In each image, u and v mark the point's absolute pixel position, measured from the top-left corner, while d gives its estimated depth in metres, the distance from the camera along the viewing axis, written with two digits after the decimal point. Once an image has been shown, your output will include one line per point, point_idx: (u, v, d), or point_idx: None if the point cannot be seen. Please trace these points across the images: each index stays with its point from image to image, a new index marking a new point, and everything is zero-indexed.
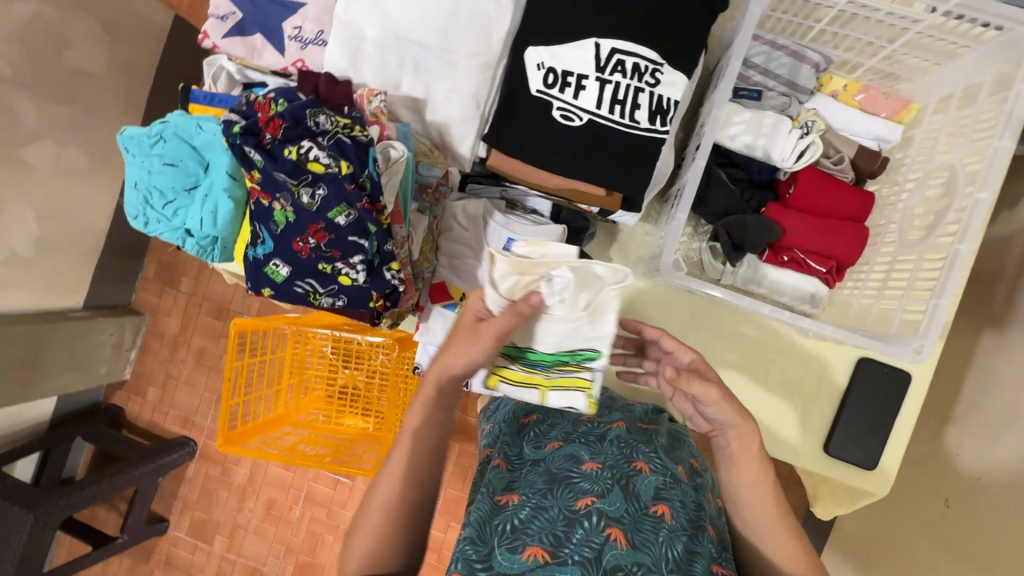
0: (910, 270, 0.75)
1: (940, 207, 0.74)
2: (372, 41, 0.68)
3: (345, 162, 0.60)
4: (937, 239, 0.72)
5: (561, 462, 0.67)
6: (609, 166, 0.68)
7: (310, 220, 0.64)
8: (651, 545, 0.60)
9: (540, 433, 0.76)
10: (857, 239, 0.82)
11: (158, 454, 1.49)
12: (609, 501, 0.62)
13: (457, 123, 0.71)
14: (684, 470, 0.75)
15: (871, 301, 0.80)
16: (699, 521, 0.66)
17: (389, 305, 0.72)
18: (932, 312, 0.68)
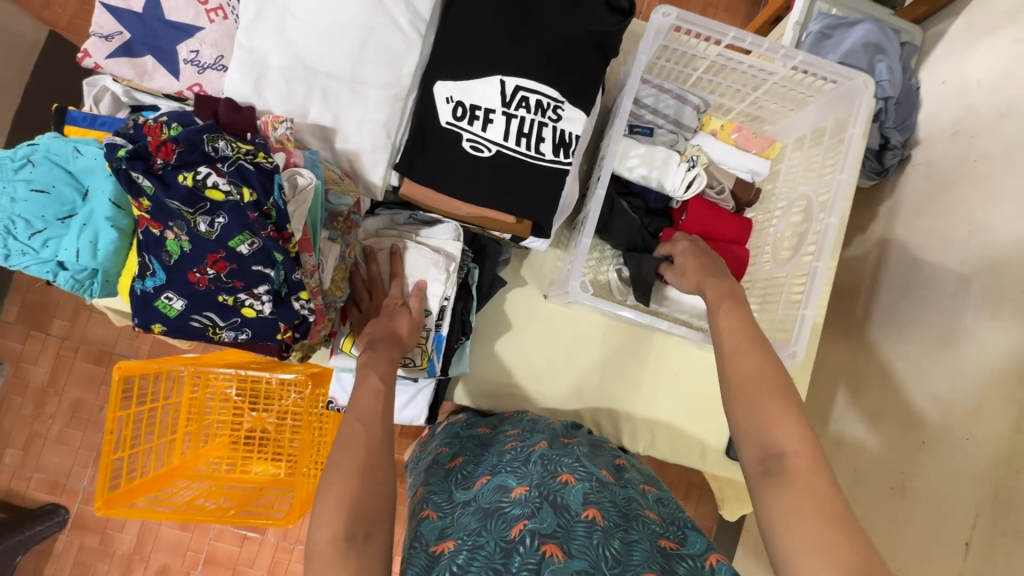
0: (782, 286, 0.86)
1: (802, 230, 0.85)
2: (276, 67, 0.67)
3: (248, 189, 0.58)
4: (801, 258, 0.84)
5: (490, 496, 0.69)
6: (517, 195, 0.72)
7: (209, 248, 0.60)
8: (588, 549, 0.60)
9: (468, 474, 0.78)
10: (740, 261, 0.92)
11: (22, 527, 1.48)
12: (539, 520, 0.63)
13: (367, 152, 0.71)
14: (612, 472, 0.77)
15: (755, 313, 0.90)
16: (633, 511, 0.68)
17: (299, 336, 0.69)
18: (801, 322, 0.78)
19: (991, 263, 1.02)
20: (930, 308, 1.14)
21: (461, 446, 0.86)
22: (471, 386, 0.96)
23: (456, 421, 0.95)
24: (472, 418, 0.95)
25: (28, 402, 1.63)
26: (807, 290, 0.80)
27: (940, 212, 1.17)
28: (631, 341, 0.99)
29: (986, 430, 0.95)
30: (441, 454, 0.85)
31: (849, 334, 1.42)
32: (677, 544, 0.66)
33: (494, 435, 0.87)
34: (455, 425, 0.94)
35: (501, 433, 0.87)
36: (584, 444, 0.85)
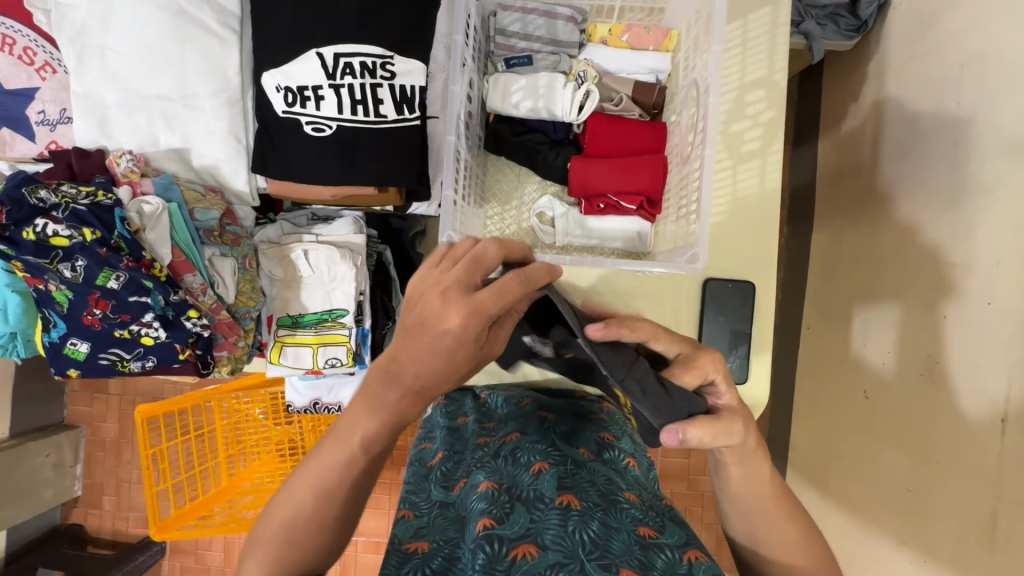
0: (690, 186, 0.80)
1: (695, 118, 0.78)
2: (114, 105, 0.71)
3: (88, 229, 0.62)
4: (699, 149, 0.77)
5: (464, 499, 0.75)
6: (372, 165, 0.70)
7: (85, 292, 0.64)
8: (562, 538, 0.63)
9: (449, 475, 0.85)
10: (656, 171, 0.85)
11: (128, 558, 1.75)
12: (510, 523, 0.65)
13: (224, 161, 0.72)
14: (591, 451, 0.84)
15: (676, 225, 0.84)
16: (613, 498, 0.72)
17: (202, 351, 0.72)
18: (699, 223, 0.75)
19: (988, 102, 0.97)
20: (936, 161, 1.09)
21: (451, 443, 0.94)
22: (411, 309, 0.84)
23: (451, 408, 1.08)
24: (451, 408, 1.06)
25: (108, 453, 1.89)
26: (703, 184, 0.75)
27: (929, 52, 1.13)
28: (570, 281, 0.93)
29: (1004, 287, 0.91)
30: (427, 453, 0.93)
31: (862, 216, 1.33)
32: (655, 533, 0.67)
33: (471, 427, 0.96)
34: (443, 417, 1.04)
35: (476, 425, 0.96)
36: (566, 422, 0.93)
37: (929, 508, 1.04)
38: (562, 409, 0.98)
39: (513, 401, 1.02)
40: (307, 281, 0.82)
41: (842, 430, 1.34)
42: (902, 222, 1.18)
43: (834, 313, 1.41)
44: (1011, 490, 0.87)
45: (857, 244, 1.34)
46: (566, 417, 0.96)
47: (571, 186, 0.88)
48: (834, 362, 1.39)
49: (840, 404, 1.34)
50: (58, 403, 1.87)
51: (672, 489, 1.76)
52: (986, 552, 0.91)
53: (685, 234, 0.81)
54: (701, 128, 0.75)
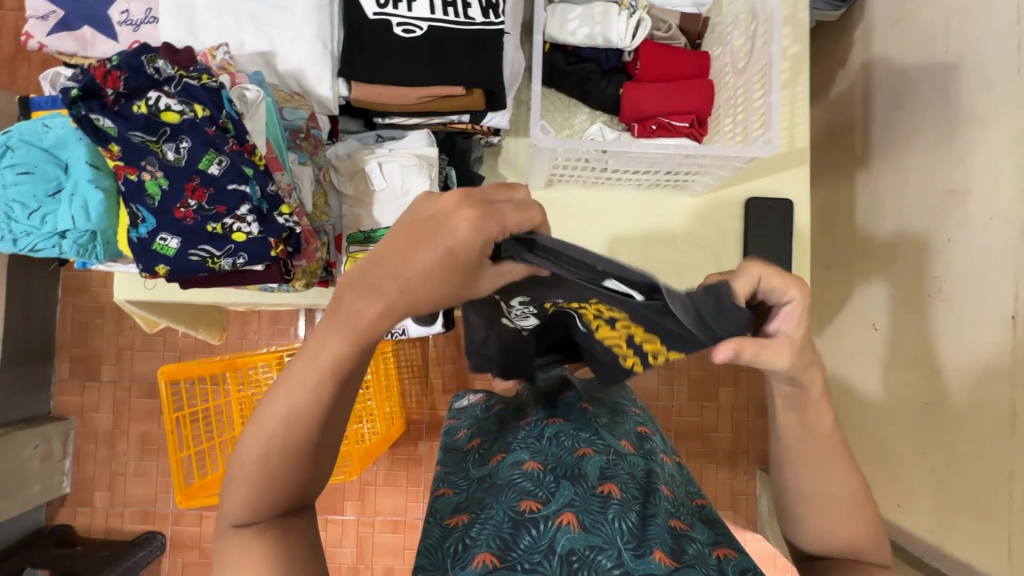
0: (747, 93, 0.92)
1: (751, 29, 0.91)
2: (202, 6, 0.71)
3: (199, 105, 0.63)
4: (758, 54, 0.89)
5: (506, 471, 0.83)
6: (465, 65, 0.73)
7: (184, 179, 0.65)
8: (602, 523, 0.75)
9: (487, 445, 0.92)
10: (702, 93, 0.95)
11: (127, 554, 1.65)
12: (554, 501, 0.77)
13: (312, 66, 0.73)
14: (632, 442, 0.91)
15: (731, 133, 0.97)
16: (653, 486, 0.83)
17: (292, 251, 0.72)
18: (769, 107, 0.84)
19: (973, 44, 1.09)
20: (926, 105, 1.21)
21: (483, 430, 0.96)
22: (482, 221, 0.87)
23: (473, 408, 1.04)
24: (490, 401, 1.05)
25: (100, 445, 1.78)
26: (767, 82, 0.86)
27: (914, 10, 1.26)
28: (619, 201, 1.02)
29: (1004, 204, 1.01)
30: (460, 438, 0.98)
31: (857, 168, 1.44)
32: (686, 526, 0.80)
33: (515, 411, 0.99)
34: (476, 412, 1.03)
35: (519, 409, 1.00)
36: (606, 411, 0.96)
37: (946, 417, 1.12)
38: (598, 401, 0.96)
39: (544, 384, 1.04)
40: (382, 194, 0.83)
41: (851, 367, 1.42)
42: (898, 165, 1.29)
43: (835, 262, 1.51)
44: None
45: (851, 193, 1.46)
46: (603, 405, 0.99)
47: (624, 110, 0.98)
48: (838, 306, 1.49)
49: (849, 343, 1.43)
50: (46, 393, 1.76)
51: (687, 448, 1.81)
52: (1004, 443, 0.99)
53: (750, 130, 0.92)
54: (764, 32, 0.87)
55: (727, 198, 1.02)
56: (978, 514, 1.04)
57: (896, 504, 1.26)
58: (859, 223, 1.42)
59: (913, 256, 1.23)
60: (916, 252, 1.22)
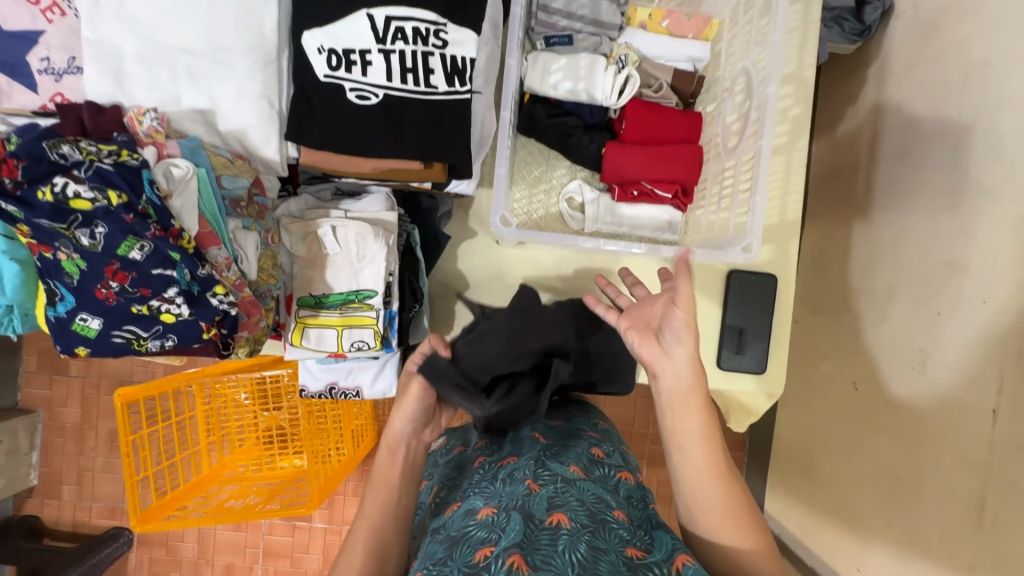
0: (733, 174, 0.94)
1: (745, 107, 0.92)
2: (137, 62, 0.76)
3: (113, 192, 0.63)
4: (749, 139, 0.91)
5: (458, 521, 0.73)
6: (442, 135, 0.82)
7: (103, 262, 0.65)
8: (552, 558, 0.63)
9: (445, 501, 0.83)
10: (684, 160, 0.98)
11: (92, 552, 1.65)
12: (505, 538, 0.66)
13: (253, 127, 0.77)
14: (581, 467, 0.80)
15: (713, 216, 0.99)
16: (603, 513, 0.71)
17: (227, 331, 0.71)
18: (754, 211, 0.88)
19: (990, 107, 1.02)
20: (931, 164, 1.15)
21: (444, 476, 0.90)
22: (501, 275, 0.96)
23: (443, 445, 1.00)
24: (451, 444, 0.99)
25: (67, 439, 1.76)
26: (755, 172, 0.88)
27: (931, 57, 1.17)
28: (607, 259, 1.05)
29: (1000, 289, 0.97)
30: (423, 488, 0.91)
31: (853, 214, 1.38)
32: (643, 552, 0.67)
33: (473, 452, 0.92)
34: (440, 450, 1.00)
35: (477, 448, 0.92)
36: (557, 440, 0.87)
37: (916, 492, 1.10)
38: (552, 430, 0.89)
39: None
40: (335, 258, 0.80)
41: (828, 418, 1.40)
42: (897, 223, 1.23)
43: (822, 308, 1.47)
44: (1001, 475, 0.93)
45: (842, 237, 1.42)
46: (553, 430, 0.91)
47: (606, 173, 1.00)
48: (819, 353, 1.46)
49: (827, 392, 1.41)
50: (10, 386, 1.73)
51: (659, 476, 1.80)
52: (971, 533, 0.97)
53: (727, 232, 0.95)
54: (755, 119, 0.89)
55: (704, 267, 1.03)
56: None
57: (855, 566, 1.26)
58: (849, 272, 1.38)
59: (899, 321, 1.19)
60: (902, 317, 1.19)
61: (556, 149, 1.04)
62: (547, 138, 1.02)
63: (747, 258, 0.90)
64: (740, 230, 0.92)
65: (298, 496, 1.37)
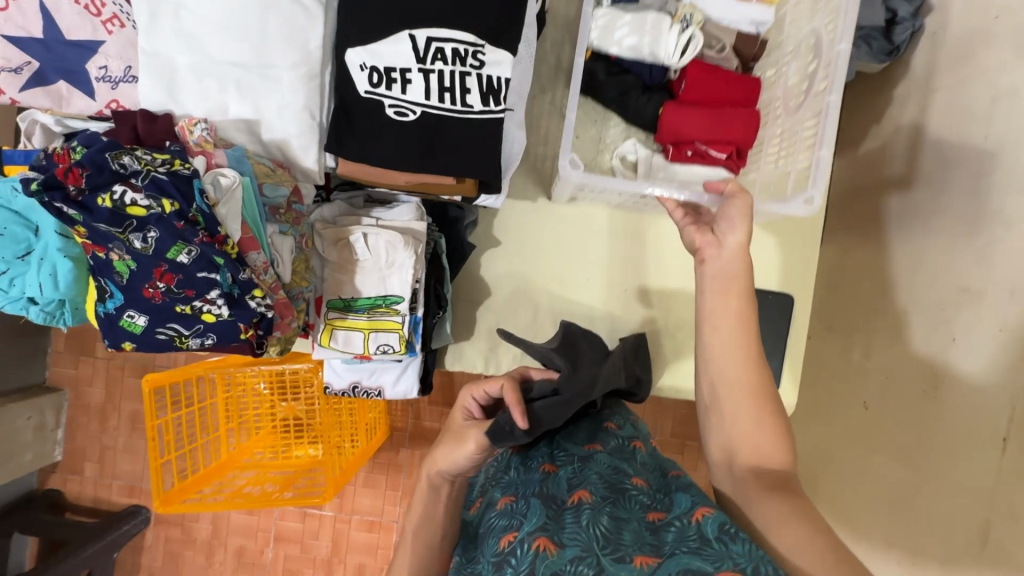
0: (793, 141, 0.96)
1: (812, 68, 0.94)
2: (188, 74, 0.81)
3: (167, 201, 0.67)
4: (815, 98, 0.92)
5: (486, 518, 0.76)
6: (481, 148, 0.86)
7: (152, 264, 0.69)
8: (577, 534, 0.65)
9: (475, 493, 0.86)
10: (745, 123, 1.00)
11: (112, 528, 1.71)
12: (527, 522, 0.68)
13: (296, 137, 0.82)
14: (597, 443, 0.81)
15: (774, 171, 1.00)
16: (621, 483, 0.73)
17: (263, 332, 0.76)
18: (818, 166, 0.88)
19: (1017, 136, 1.02)
20: (954, 190, 1.15)
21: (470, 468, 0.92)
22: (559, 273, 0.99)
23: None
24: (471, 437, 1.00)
25: (91, 417, 1.82)
26: (820, 127, 0.89)
27: (961, 81, 1.17)
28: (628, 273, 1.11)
29: (1016, 319, 0.97)
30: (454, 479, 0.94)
31: (872, 234, 1.39)
32: (664, 514, 0.70)
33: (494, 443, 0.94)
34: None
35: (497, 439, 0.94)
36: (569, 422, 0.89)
37: (922, 514, 1.11)
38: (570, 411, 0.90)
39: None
40: (365, 264, 0.84)
41: (837, 435, 1.41)
42: (916, 245, 1.23)
43: (836, 325, 1.48)
44: (1006, 503, 0.94)
45: (861, 255, 1.42)
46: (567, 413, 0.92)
47: (663, 131, 1.02)
48: (830, 369, 1.47)
49: (837, 409, 1.42)
50: (39, 364, 1.79)
51: None
52: (974, 559, 0.99)
53: (787, 189, 0.97)
54: (825, 76, 0.89)
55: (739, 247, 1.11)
56: None
57: None
58: (865, 290, 1.38)
59: (913, 343, 1.20)
60: (916, 340, 1.19)
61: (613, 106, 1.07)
62: (604, 96, 1.05)
63: (808, 210, 0.90)
64: (801, 185, 0.93)
65: (311, 487, 1.41)
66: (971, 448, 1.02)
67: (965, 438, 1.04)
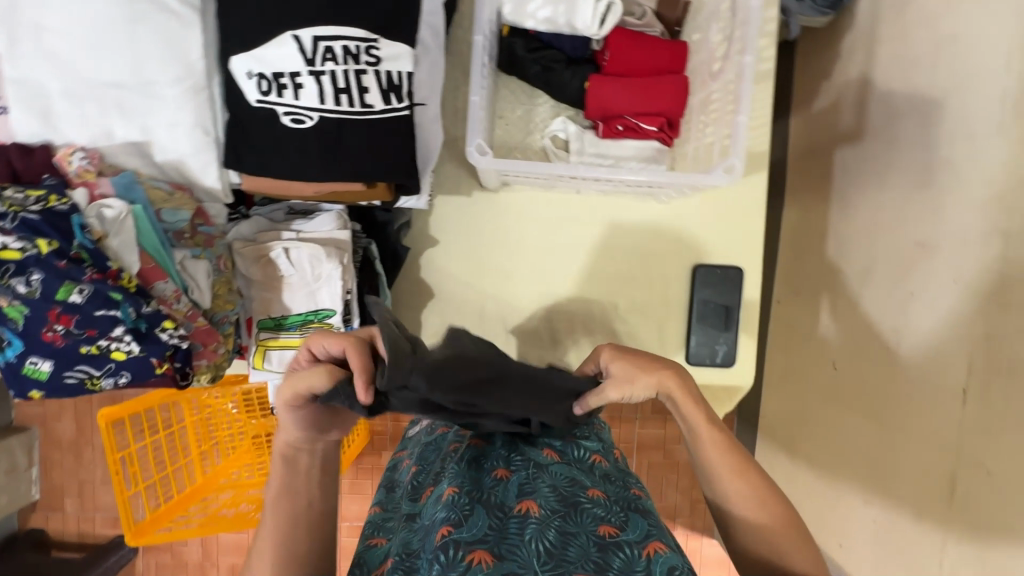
0: (720, 109, 0.92)
1: (730, 27, 0.90)
2: (65, 101, 0.80)
3: (43, 240, 0.69)
4: (734, 59, 0.89)
5: (430, 507, 0.68)
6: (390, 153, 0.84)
7: (44, 307, 0.70)
8: (518, 548, 0.62)
9: (419, 472, 0.78)
10: (672, 93, 0.96)
11: (98, 561, 1.69)
12: (467, 526, 0.63)
13: (191, 156, 0.84)
14: (555, 449, 0.76)
15: (699, 143, 0.98)
16: (575, 495, 0.68)
17: (180, 364, 0.78)
18: (737, 130, 0.86)
19: (961, 83, 0.99)
20: (906, 143, 1.12)
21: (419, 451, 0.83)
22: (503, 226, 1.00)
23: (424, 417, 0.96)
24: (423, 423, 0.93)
25: (65, 453, 1.79)
26: (739, 96, 0.87)
27: (904, 30, 1.14)
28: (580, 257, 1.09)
29: (971, 271, 0.96)
30: (397, 459, 0.87)
31: (829, 194, 1.37)
32: (617, 529, 0.65)
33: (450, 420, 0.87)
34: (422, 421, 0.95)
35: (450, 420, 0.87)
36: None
37: (894, 471, 1.11)
38: None
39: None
40: (289, 280, 0.88)
41: (811, 397, 1.40)
42: (873, 201, 1.21)
43: (803, 287, 1.46)
44: (970, 456, 0.94)
45: (820, 216, 1.41)
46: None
47: (589, 108, 0.98)
48: (800, 333, 1.46)
49: (809, 372, 1.41)
50: (4, 405, 1.74)
51: (648, 459, 1.82)
52: (944, 511, 0.99)
53: (711, 159, 0.94)
54: (739, 37, 0.87)
55: (687, 210, 1.08)
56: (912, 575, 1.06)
57: (837, 543, 1.28)
58: (827, 251, 1.37)
59: (878, 301, 1.18)
60: (880, 297, 1.18)
61: (539, 86, 1.02)
62: (529, 74, 1.00)
63: (729, 179, 0.87)
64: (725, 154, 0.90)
65: None
66: (937, 404, 1.01)
67: (932, 394, 1.03)
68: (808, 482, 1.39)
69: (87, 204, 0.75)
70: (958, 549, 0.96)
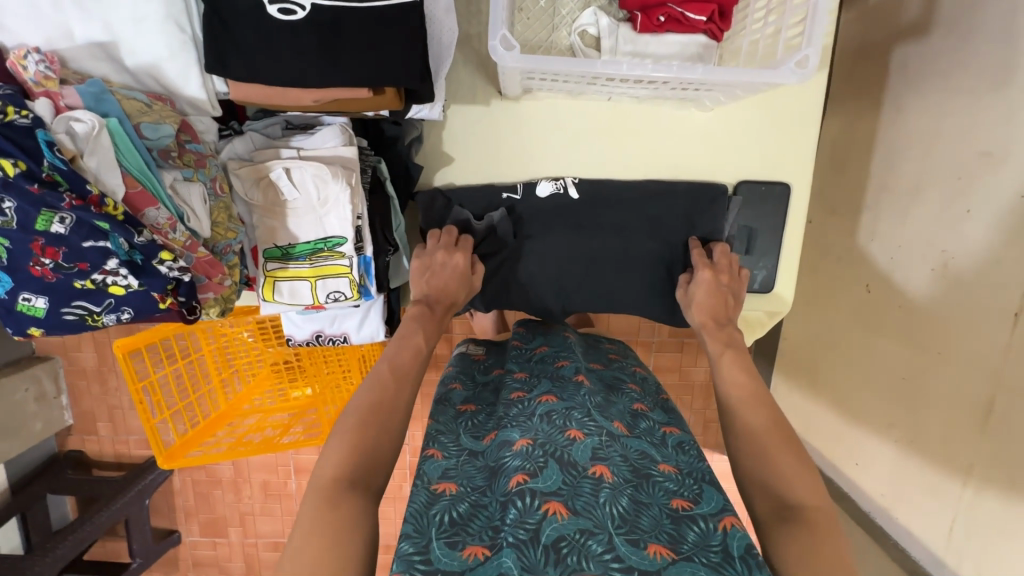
0: None
1: None
2: None
3: (10, 162, 0.59)
4: None
5: (496, 452, 0.72)
6: (394, 53, 0.75)
7: (26, 239, 0.64)
8: (593, 508, 0.62)
9: (480, 427, 0.82)
10: None
11: (137, 479, 1.79)
12: (542, 479, 0.64)
13: (167, 60, 0.76)
14: (624, 423, 0.78)
15: (757, 36, 0.88)
16: (646, 468, 0.70)
17: (184, 298, 0.75)
18: (816, 15, 0.75)
19: None
20: (982, 32, 0.98)
21: (472, 394, 0.92)
22: (548, 143, 1.02)
23: (474, 362, 1.02)
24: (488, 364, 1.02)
25: (90, 381, 1.83)
26: None
27: None
28: (613, 163, 1.03)
29: None
30: (453, 395, 0.90)
31: (879, 98, 1.23)
32: (690, 503, 0.66)
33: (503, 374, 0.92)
34: (473, 366, 1.01)
35: (508, 373, 0.91)
36: (600, 388, 0.86)
37: (924, 395, 1.09)
38: (596, 377, 0.87)
39: (542, 345, 0.97)
40: (294, 204, 0.85)
41: (841, 317, 1.34)
42: (932, 106, 1.09)
43: (837, 205, 1.36)
44: (1011, 380, 0.92)
45: (864, 123, 1.28)
46: (599, 379, 0.90)
47: None
48: (830, 255, 1.38)
49: (839, 293, 1.34)
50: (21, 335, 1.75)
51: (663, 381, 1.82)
52: (978, 434, 0.98)
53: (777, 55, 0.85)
54: None
55: (732, 116, 1.00)
56: (931, 493, 1.09)
57: (853, 461, 1.30)
58: (869, 164, 1.25)
59: (928, 218, 1.09)
60: (929, 215, 1.09)
61: None
62: None
63: (800, 76, 0.77)
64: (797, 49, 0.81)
65: (310, 428, 1.40)
66: (987, 333, 0.96)
67: (983, 318, 0.97)
68: (829, 405, 1.38)
69: (54, 116, 0.65)
70: (986, 470, 0.97)
